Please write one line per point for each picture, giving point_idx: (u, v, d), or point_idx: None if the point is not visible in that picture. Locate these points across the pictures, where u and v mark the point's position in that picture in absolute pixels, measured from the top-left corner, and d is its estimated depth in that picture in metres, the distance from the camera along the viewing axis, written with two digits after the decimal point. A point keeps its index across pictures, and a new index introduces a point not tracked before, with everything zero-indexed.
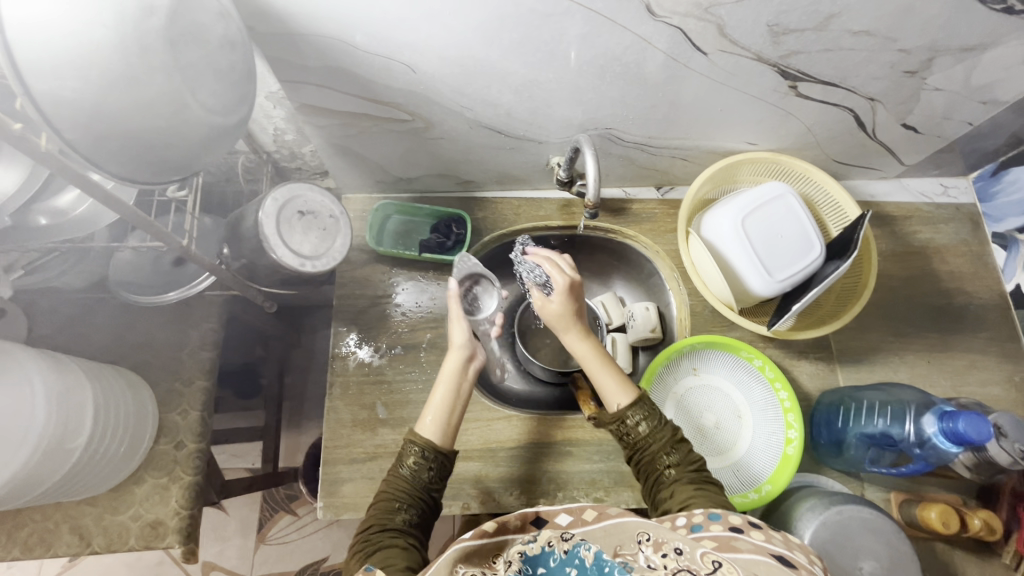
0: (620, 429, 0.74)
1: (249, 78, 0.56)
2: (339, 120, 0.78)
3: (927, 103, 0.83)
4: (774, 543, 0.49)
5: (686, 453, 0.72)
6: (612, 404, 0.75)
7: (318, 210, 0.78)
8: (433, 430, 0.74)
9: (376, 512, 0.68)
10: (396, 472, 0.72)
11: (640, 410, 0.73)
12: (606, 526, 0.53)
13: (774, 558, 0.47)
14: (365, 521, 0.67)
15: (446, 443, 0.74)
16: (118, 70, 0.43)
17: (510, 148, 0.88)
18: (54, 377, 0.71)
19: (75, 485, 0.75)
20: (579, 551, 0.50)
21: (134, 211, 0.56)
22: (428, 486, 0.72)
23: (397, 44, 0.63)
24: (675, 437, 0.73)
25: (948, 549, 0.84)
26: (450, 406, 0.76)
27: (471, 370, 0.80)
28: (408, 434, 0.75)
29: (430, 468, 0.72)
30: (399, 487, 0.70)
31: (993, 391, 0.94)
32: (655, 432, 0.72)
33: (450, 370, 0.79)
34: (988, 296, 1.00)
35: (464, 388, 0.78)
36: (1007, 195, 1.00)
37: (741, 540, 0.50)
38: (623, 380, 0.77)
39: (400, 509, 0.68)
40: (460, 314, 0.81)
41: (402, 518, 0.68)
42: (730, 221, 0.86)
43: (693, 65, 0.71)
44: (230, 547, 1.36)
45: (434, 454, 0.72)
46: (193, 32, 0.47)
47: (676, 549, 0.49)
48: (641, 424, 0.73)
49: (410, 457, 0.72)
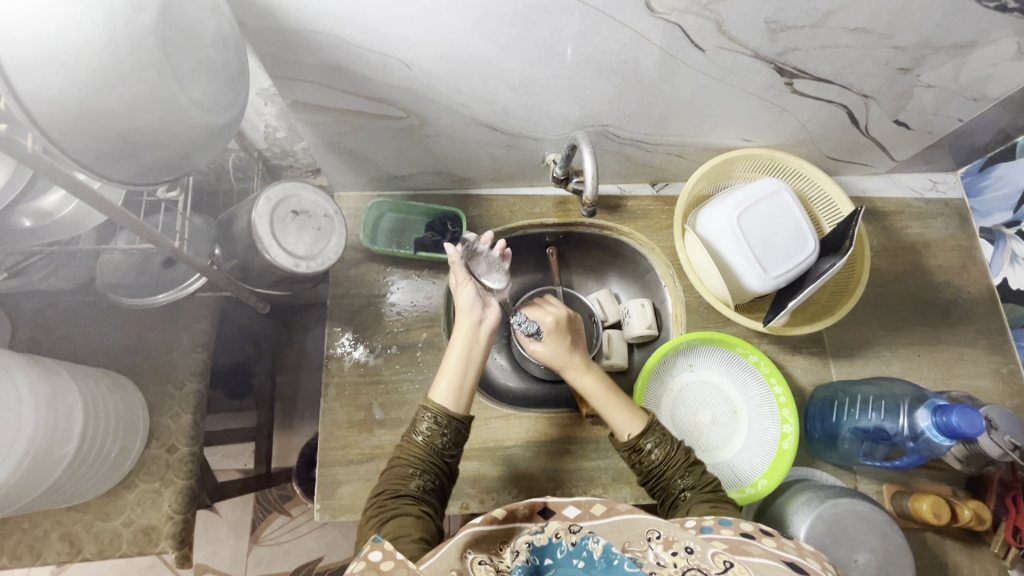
0: (627, 454, 0.75)
1: (243, 75, 0.54)
2: (332, 117, 0.76)
3: (919, 99, 0.84)
4: (788, 551, 0.50)
5: (701, 475, 0.72)
6: (623, 433, 0.75)
7: (312, 209, 0.76)
8: (446, 396, 0.74)
9: (390, 478, 0.68)
10: (409, 440, 0.72)
11: (652, 436, 0.73)
12: (616, 522, 0.54)
13: (786, 564, 0.47)
14: (380, 486, 0.68)
15: (460, 409, 0.73)
16: (108, 67, 0.41)
17: (506, 145, 0.87)
18: (42, 381, 0.70)
19: (66, 491, 0.73)
20: (587, 543, 0.49)
21: (123, 212, 0.54)
22: (442, 452, 0.71)
23: (393, 39, 0.62)
24: (689, 460, 0.73)
25: (938, 539, 0.85)
26: (461, 372, 0.75)
27: (482, 334, 0.79)
28: (424, 401, 0.74)
29: (444, 434, 0.72)
30: (412, 454, 0.70)
31: (981, 383, 0.96)
32: (669, 457, 0.73)
33: (463, 329, 0.79)
34: (976, 290, 1.02)
35: (476, 352, 0.78)
36: (995, 190, 1.01)
37: (753, 546, 0.50)
38: (630, 406, 0.77)
39: (413, 476, 0.68)
40: (463, 279, 0.81)
41: (417, 484, 0.68)
42: (725, 218, 0.87)
43: (691, 61, 0.71)
44: (223, 549, 1.35)
45: (448, 420, 0.72)
46: (184, 26, 0.46)
47: (686, 548, 0.49)
48: (653, 451, 0.73)
49: (424, 422, 0.72)
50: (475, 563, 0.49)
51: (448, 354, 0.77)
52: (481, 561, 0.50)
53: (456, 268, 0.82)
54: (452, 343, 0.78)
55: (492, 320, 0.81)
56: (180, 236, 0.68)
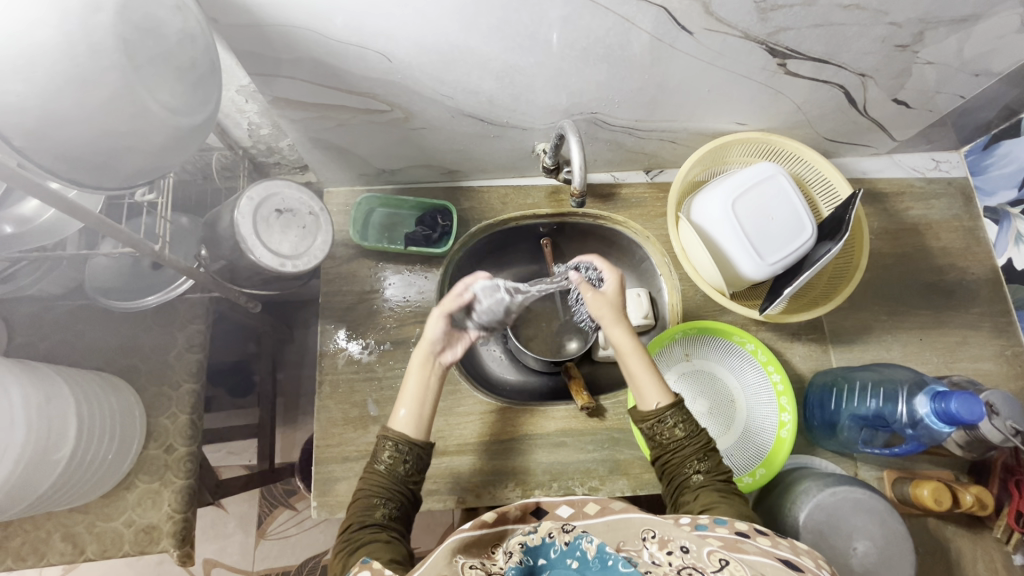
0: (648, 429, 0.73)
1: (214, 74, 0.53)
2: (315, 112, 0.75)
3: (919, 77, 0.81)
4: (781, 549, 0.49)
5: (717, 463, 0.71)
6: (651, 403, 0.74)
7: (296, 207, 0.75)
8: (406, 423, 0.74)
9: (356, 510, 0.68)
10: (372, 469, 0.71)
11: (678, 413, 0.73)
12: (610, 521, 0.54)
13: (780, 562, 0.47)
14: (347, 519, 0.67)
15: (420, 435, 0.74)
16: (66, 71, 0.41)
17: (494, 136, 0.85)
18: (33, 387, 0.70)
19: (64, 494, 0.74)
20: (580, 543, 0.49)
21: (101, 220, 0.54)
22: (406, 479, 0.71)
23: (370, 31, 0.61)
24: (709, 444, 0.72)
25: (940, 525, 0.85)
26: (420, 398, 0.75)
27: (440, 364, 0.78)
28: (382, 429, 0.74)
29: (406, 460, 0.72)
30: (375, 483, 0.70)
31: (985, 366, 0.94)
32: (691, 436, 0.72)
33: (421, 359, 0.77)
34: (980, 272, 1.00)
35: (436, 380, 0.77)
36: (999, 168, 0.98)
37: (747, 543, 0.50)
38: (661, 381, 0.76)
39: (380, 504, 0.68)
40: (445, 315, 0.77)
41: (383, 513, 0.67)
42: (720, 204, 0.85)
43: (679, 45, 0.69)
44: (231, 544, 1.37)
45: (408, 446, 0.72)
46: (147, 26, 0.45)
47: (681, 547, 0.49)
48: (677, 427, 0.72)
49: (385, 451, 0.72)
50: (466, 567, 0.49)
51: (406, 380, 0.77)
52: (472, 565, 0.49)
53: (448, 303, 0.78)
54: (409, 371, 0.77)
55: (450, 357, 0.79)
56: (163, 238, 0.68)
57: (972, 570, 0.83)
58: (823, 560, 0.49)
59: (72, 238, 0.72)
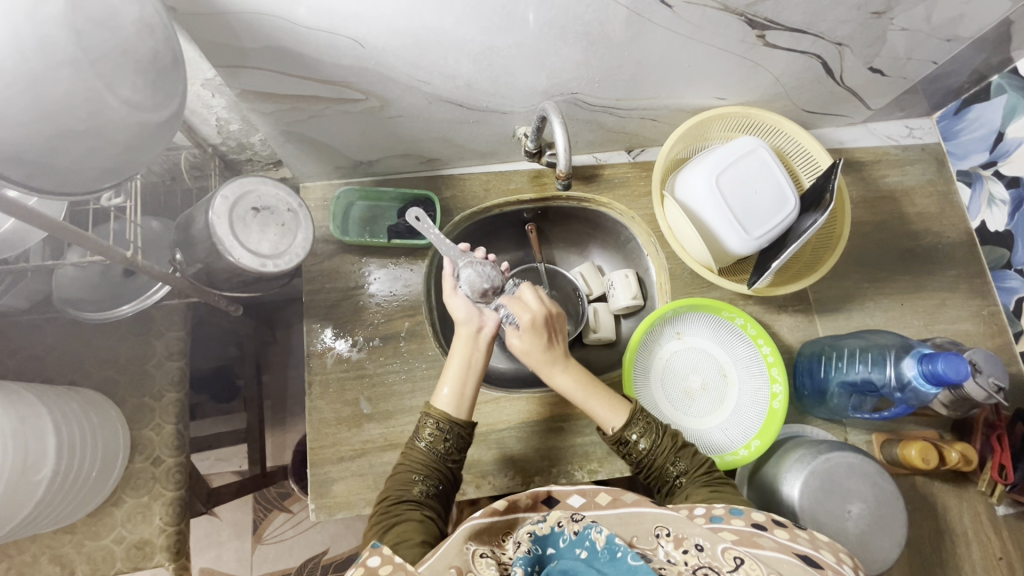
0: (620, 451, 0.74)
1: (178, 67, 0.50)
2: (286, 104, 0.73)
3: (893, 44, 0.82)
4: (799, 543, 0.50)
5: (692, 458, 0.72)
6: (607, 426, 0.74)
7: (274, 205, 0.73)
8: (448, 403, 0.73)
9: (394, 485, 0.68)
10: (412, 446, 0.72)
11: (636, 426, 0.73)
12: (622, 513, 0.54)
13: (798, 558, 0.48)
14: (383, 493, 0.67)
15: (461, 414, 0.73)
16: (17, 68, 0.38)
17: (473, 122, 0.83)
18: (6, 408, 0.66)
19: (46, 516, 0.71)
20: (589, 532, 0.48)
21: (67, 228, 0.51)
22: (445, 457, 0.71)
23: (340, 16, 0.58)
24: (677, 444, 0.72)
25: (928, 483, 0.87)
26: (462, 377, 0.75)
27: (482, 339, 0.76)
28: (425, 408, 0.74)
29: (447, 439, 0.71)
30: (415, 459, 0.70)
31: (964, 326, 0.97)
32: (656, 445, 0.72)
33: (462, 336, 0.77)
34: (955, 235, 1.02)
35: (476, 358, 0.76)
36: (970, 132, 1.00)
37: (764, 537, 0.50)
38: (612, 400, 0.76)
39: (417, 481, 0.68)
40: (450, 288, 0.79)
41: (420, 490, 0.67)
42: (704, 180, 0.84)
43: (658, 19, 0.68)
44: (227, 551, 1.34)
45: (450, 426, 0.72)
46: (101, 16, 0.42)
47: (697, 545, 0.49)
48: (641, 442, 0.72)
49: (427, 429, 0.72)
50: (476, 557, 0.49)
51: (449, 360, 0.76)
52: (482, 553, 0.50)
53: (445, 281, 0.81)
54: (452, 349, 0.77)
55: (491, 326, 0.77)
56: (134, 244, 0.65)
57: (959, 524, 0.86)
58: (844, 553, 0.50)
59: (35, 248, 0.68)
